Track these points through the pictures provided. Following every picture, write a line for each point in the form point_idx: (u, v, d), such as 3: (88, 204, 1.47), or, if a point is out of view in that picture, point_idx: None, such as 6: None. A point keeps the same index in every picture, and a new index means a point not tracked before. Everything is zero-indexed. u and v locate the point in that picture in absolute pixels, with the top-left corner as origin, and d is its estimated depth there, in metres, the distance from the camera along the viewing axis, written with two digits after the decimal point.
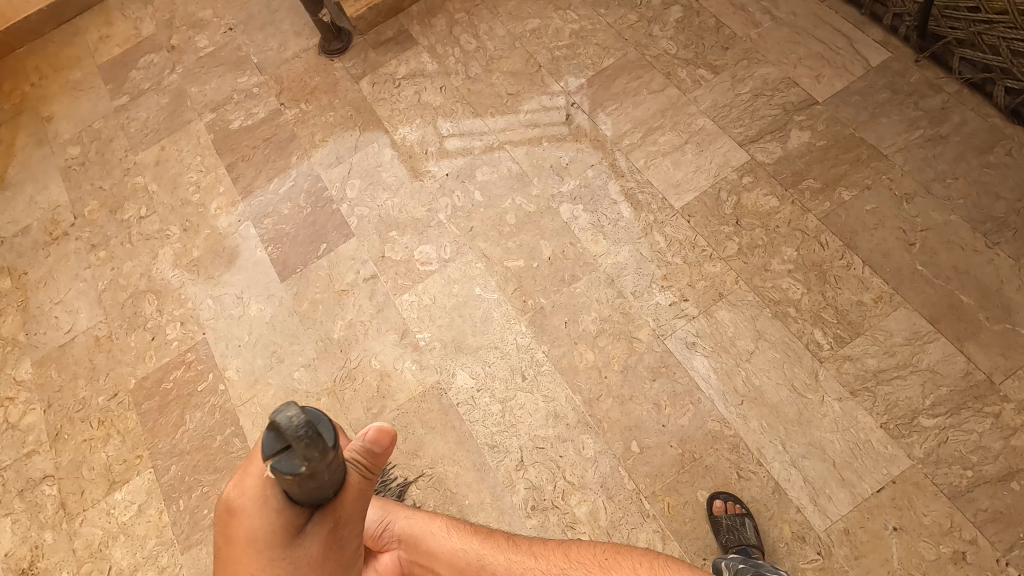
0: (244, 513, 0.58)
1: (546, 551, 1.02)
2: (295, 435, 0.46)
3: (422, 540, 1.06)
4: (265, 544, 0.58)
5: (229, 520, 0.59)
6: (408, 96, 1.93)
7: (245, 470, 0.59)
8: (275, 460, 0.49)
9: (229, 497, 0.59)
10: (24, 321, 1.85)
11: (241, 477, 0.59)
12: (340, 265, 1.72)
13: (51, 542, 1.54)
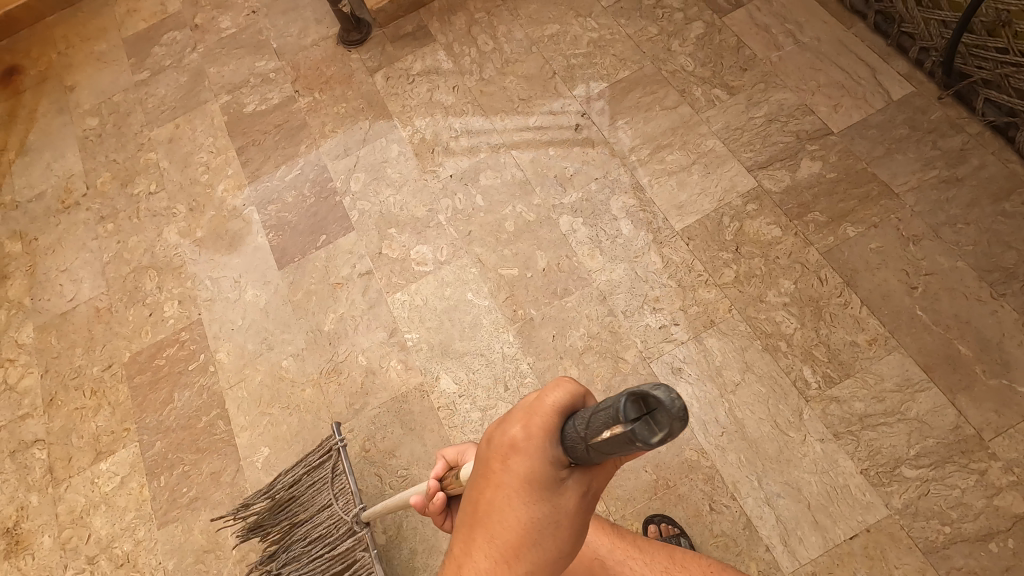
0: (524, 453, 0.54)
1: (652, 549, 1.01)
2: (677, 414, 0.43)
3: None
4: (531, 492, 0.54)
5: (497, 456, 0.56)
6: (420, 93, 1.92)
7: (529, 412, 0.54)
8: (630, 426, 0.44)
9: (506, 433, 0.55)
10: (30, 286, 1.90)
11: (524, 417, 0.55)
12: (337, 258, 1.73)
13: (36, 505, 1.59)
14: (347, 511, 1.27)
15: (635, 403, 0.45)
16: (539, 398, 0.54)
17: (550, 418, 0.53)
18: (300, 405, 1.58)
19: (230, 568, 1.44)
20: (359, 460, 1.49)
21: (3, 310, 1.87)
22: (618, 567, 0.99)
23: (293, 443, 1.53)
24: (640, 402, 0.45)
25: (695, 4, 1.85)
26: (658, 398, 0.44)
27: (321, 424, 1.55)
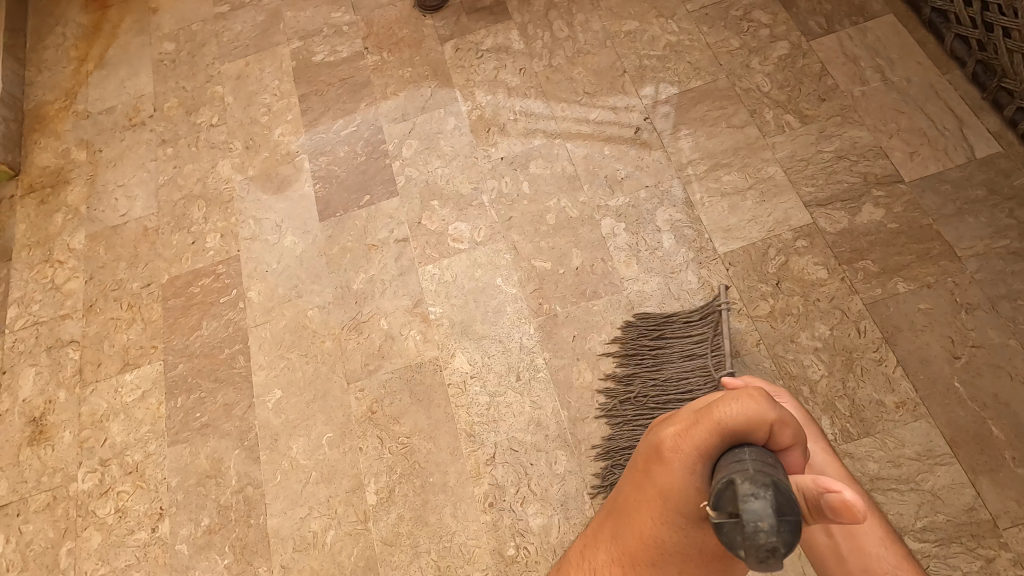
0: (670, 473, 0.62)
1: None
2: (751, 532, 0.51)
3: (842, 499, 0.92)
4: (668, 509, 0.63)
5: (649, 462, 0.65)
6: (486, 70, 1.90)
7: (687, 427, 0.63)
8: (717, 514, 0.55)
9: (662, 443, 0.64)
10: (88, 195, 1.98)
11: (681, 434, 0.63)
12: (377, 220, 1.76)
13: (63, 401, 1.69)
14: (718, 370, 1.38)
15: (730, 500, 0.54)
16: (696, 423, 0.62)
17: (701, 440, 0.61)
18: (318, 356, 1.62)
19: (227, 497, 1.50)
20: (364, 419, 1.52)
21: (61, 213, 1.97)
22: None
23: (303, 391, 1.58)
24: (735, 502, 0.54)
25: (784, 23, 1.77)
26: (744, 509, 0.52)
27: (333, 378, 1.58)
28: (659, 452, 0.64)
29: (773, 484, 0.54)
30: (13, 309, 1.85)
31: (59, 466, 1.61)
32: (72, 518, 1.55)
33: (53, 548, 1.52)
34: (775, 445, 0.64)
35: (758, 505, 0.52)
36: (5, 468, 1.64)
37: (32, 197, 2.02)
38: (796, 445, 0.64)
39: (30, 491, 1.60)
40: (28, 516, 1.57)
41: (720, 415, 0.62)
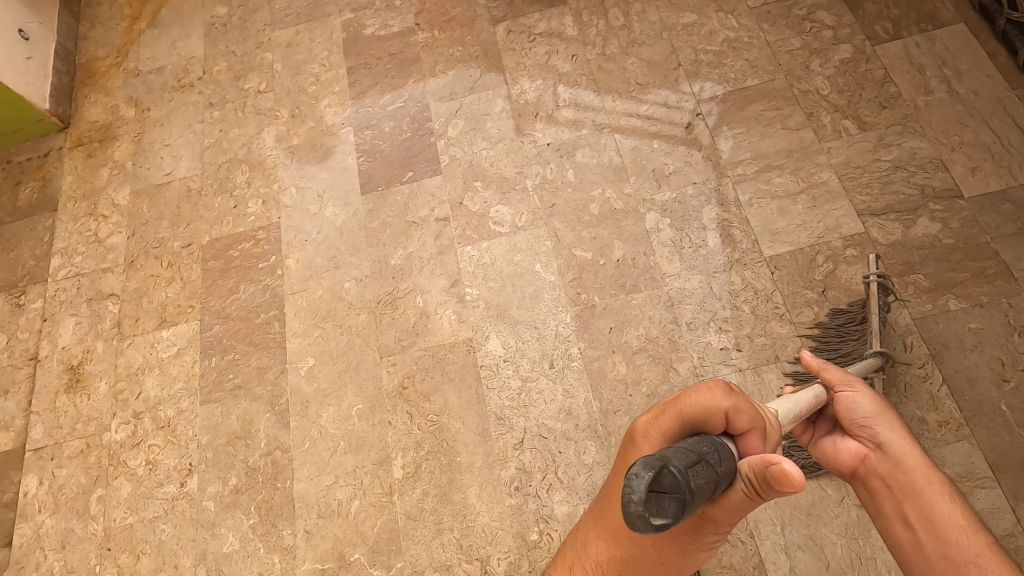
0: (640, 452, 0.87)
1: None
2: (631, 502, 0.57)
3: (905, 475, 1.03)
4: None
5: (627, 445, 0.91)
6: (538, 54, 1.88)
7: (654, 415, 0.87)
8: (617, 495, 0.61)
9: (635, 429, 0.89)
10: (134, 152, 2.00)
11: (650, 422, 0.86)
12: (418, 197, 1.75)
13: (100, 352, 1.72)
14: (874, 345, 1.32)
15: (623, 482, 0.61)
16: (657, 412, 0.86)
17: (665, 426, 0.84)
18: (352, 328, 1.62)
19: (255, 458, 1.52)
20: (395, 394, 1.53)
21: (107, 168, 1.99)
22: None
23: (336, 361, 1.59)
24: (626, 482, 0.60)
25: (849, 25, 1.72)
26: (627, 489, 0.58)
27: (367, 351, 1.59)
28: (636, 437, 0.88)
29: (663, 465, 0.60)
30: (56, 259, 1.88)
31: (93, 415, 1.64)
32: (104, 466, 1.58)
33: (84, 494, 1.56)
34: (734, 429, 0.81)
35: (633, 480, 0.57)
36: (42, 412, 1.68)
37: (80, 150, 2.05)
38: (753, 428, 0.81)
39: (64, 437, 1.63)
40: (62, 461, 1.60)
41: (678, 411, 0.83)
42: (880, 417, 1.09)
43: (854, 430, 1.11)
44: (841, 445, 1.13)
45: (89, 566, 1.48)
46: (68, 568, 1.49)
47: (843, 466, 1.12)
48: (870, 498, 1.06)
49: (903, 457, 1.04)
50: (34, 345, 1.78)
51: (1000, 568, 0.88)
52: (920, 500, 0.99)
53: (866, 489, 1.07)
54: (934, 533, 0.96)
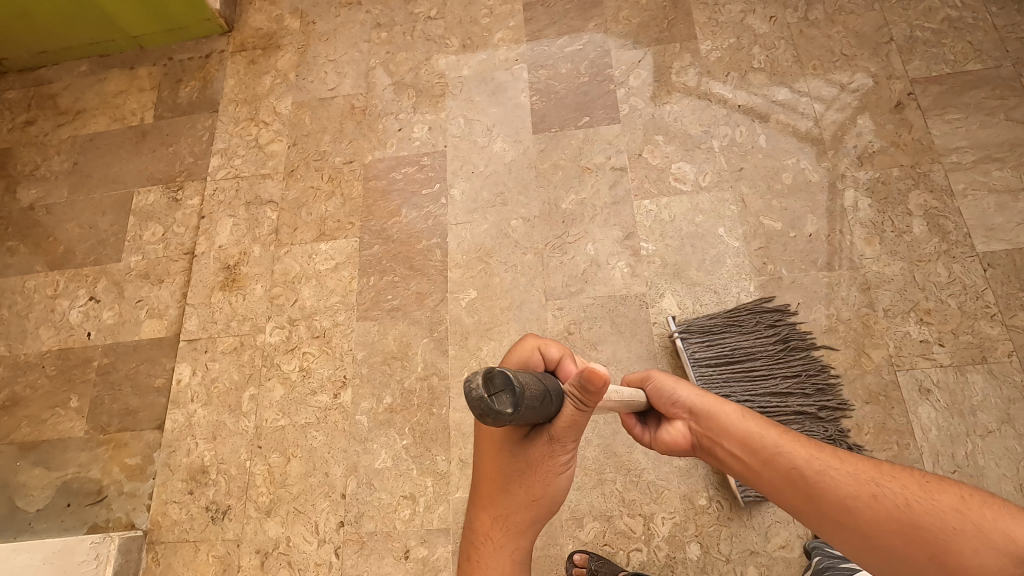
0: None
1: (847, 464, 0.83)
2: (471, 398, 0.56)
3: (714, 415, 0.93)
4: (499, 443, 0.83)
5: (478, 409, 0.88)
6: (733, 12, 1.78)
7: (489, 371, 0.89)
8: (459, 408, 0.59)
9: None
10: (298, 63, 1.98)
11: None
12: (594, 143, 1.69)
13: (257, 255, 1.72)
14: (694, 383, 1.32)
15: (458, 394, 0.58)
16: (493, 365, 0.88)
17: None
18: (517, 266, 1.58)
19: (412, 381, 1.50)
20: (560, 338, 1.49)
21: (270, 76, 1.97)
22: (822, 478, 0.82)
23: (500, 297, 1.55)
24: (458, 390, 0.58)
25: None
26: (475, 386, 0.56)
27: (532, 291, 1.55)
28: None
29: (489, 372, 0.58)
30: (215, 159, 1.88)
31: (248, 315, 1.65)
32: (258, 367, 1.58)
33: (237, 390, 1.57)
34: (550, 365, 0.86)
35: (468, 378, 0.56)
36: (197, 305, 1.69)
37: (243, 55, 2.03)
38: (565, 358, 0.89)
39: (218, 332, 1.64)
40: (215, 355, 1.62)
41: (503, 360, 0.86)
42: (666, 382, 0.98)
43: (668, 410, 0.97)
44: (669, 431, 0.96)
45: (240, 460, 1.50)
46: (218, 459, 1.51)
47: (682, 449, 0.96)
48: (707, 458, 0.94)
49: (701, 401, 0.95)
50: (190, 240, 1.79)
51: (802, 450, 0.86)
52: (730, 433, 0.91)
53: (713, 459, 0.93)
54: (756, 455, 0.88)
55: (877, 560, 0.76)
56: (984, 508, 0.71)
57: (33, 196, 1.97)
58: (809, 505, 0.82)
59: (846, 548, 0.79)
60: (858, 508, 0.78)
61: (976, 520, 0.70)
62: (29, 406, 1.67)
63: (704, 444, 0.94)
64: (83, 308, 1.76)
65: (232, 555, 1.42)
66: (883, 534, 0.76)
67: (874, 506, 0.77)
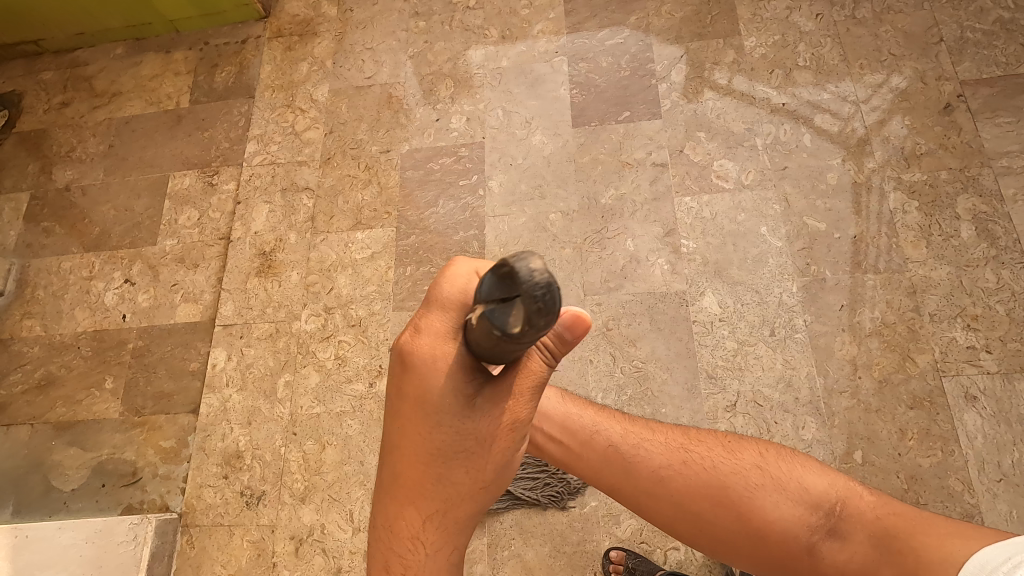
0: (420, 372, 0.65)
1: (658, 431, 0.98)
2: (529, 284, 0.47)
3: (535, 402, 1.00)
4: (436, 415, 0.66)
5: (406, 381, 0.67)
6: (778, 8, 1.75)
7: (417, 328, 0.65)
8: (495, 307, 0.51)
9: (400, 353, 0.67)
10: (335, 51, 1.97)
11: (421, 336, 0.64)
12: (635, 138, 1.67)
13: (293, 242, 1.72)
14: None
15: (500, 285, 0.50)
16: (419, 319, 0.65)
17: (438, 331, 0.64)
18: (555, 260, 1.57)
19: None
20: (597, 333, 1.48)
21: (307, 63, 1.97)
22: (635, 449, 0.95)
23: None
24: (504, 282, 0.50)
25: None
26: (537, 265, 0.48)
27: (570, 286, 1.54)
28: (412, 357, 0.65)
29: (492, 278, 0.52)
30: (251, 145, 1.88)
31: (284, 302, 1.65)
32: (293, 354, 1.58)
33: (272, 376, 1.57)
34: None
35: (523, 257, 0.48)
36: (232, 291, 1.69)
37: (279, 41, 2.02)
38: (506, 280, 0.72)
39: (254, 318, 1.65)
40: (251, 341, 1.62)
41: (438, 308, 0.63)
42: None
43: None
44: None
45: (275, 447, 1.50)
46: (253, 445, 1.51)
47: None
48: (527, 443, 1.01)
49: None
50: (225, 225, 1.80)
51: (618, 425, 0.98)
52: (547, 417, 0.99)
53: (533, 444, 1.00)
54: (575, 435, 0.98)
55: (690, 524, 0.92)
56: (777, 462, 0.92)
57: (68, 177, 1.98)
58: (625, 476, 0.94)
59: (663, 518, 0.93)
60: (670, 474, 0.92)
61: (772, 473, 0.91)
62: (64, 386, 1.68)
63: None
64: (118, 291, 1.77)
65: (266, 541, 1.42)
66: (693, 497, 0.91)
67: (685, 472, 0.92)
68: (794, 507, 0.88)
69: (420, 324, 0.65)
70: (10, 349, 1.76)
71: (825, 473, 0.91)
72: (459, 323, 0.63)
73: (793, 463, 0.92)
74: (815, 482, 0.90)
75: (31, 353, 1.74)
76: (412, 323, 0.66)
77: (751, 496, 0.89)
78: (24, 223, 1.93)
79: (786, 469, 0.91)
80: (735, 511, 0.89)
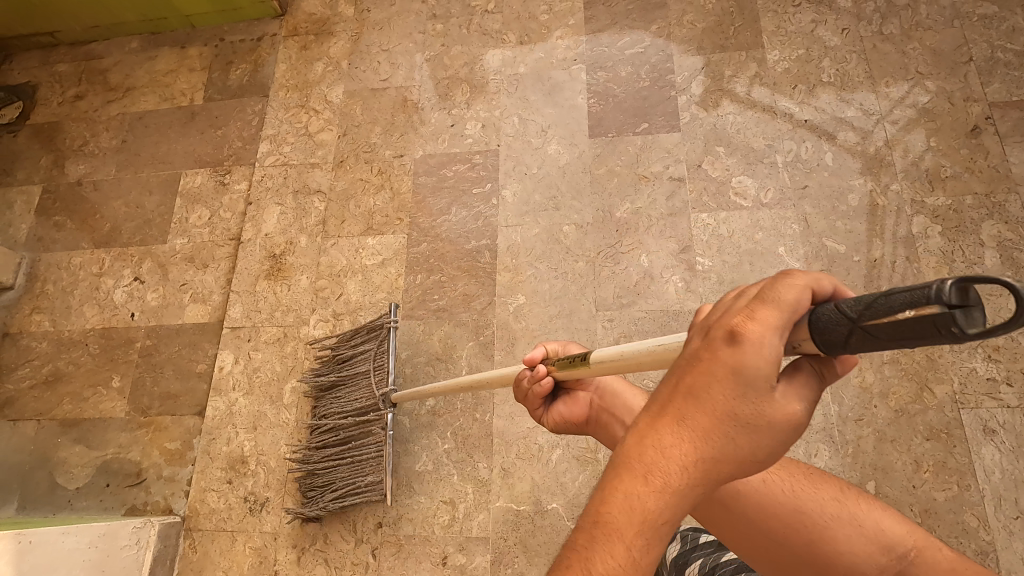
0: (747, 339, 0.48)
1: None
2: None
3: (620, 397, 0.97)
4: (741, 389, 0.48)
5: (711, 349, 0.50)
6: (803, 21, 1.71)
7: (752, 308, 0.49)
8: (947, 309, 0.43)
9: (712, 324, 0.51)
10: (351, 52, 1.95)
11: (757, 309, 0.49)
12: (652, 151, 1.64)
13: (304, 246, 1.70)
14: (378, 387, 1.40)
15: (957, 291, 0.43)
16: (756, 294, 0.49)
17: (775, 321, 0.48)
18: (568, 273, 1.55)
19: None
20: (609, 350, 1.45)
21: (322, 63, 1.95)
22: None
23: (549, 305, 1.52)
24: (962, 292, 0.43)
25: None
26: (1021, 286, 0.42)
27: (582, 300, 1.52)
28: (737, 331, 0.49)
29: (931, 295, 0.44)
30: (264, 145, 1.87)
31: (292, 306, 1.64)
32: (301, 359, 1.57)
33: (278, 382, 1.56)
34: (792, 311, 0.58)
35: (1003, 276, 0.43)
36: (241, 293, 1.68)
37: (295, 40, 2.00)
38: None
39: (262, 322, 1.64)
40: (259, 345, 1.61)
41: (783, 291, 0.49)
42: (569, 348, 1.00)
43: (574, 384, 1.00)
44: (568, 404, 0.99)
45: (280, 453, 1.49)
46: (258, 450, 1.50)
47: (577, 420, 0.99)
48: (600, 433, 0.98)
49: (613, 384, 0.99)
50: (236, 226, 1.79)
51: None
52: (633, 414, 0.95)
53: (604, 431, 0.98)
54: None
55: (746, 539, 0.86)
56: (856, 499, 0.85)
57: (81, 172, 1.97)
58: None
59: (716, 523, 0.88)
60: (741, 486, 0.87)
61: (849, 509, 0.84)
62: (71, 382, 1.68)
63: (602, 419, 0.98)
64: (128, 288, 1.77)
65: (268, 548, 1.41)
66: (761, 515, 0.85)
67: (757, 487, 0.86)
68: (865, 543, 0.81)
69: (757, 301, 0.49)
70: (18, 344, 1.76)
71: (907, 521, 0.83)
72: (793, 321, 0.49)
73: (874, 504, 0.85)
74: (895, 527, 0.82)
75: (39, 349, 1.74)
76: (747, 295, 0.50)
77: (827, 523, 0.83)
78: (35, 216, 1.93)
79: (862, 507, 0.84)
80: (809, 532, 0.83)
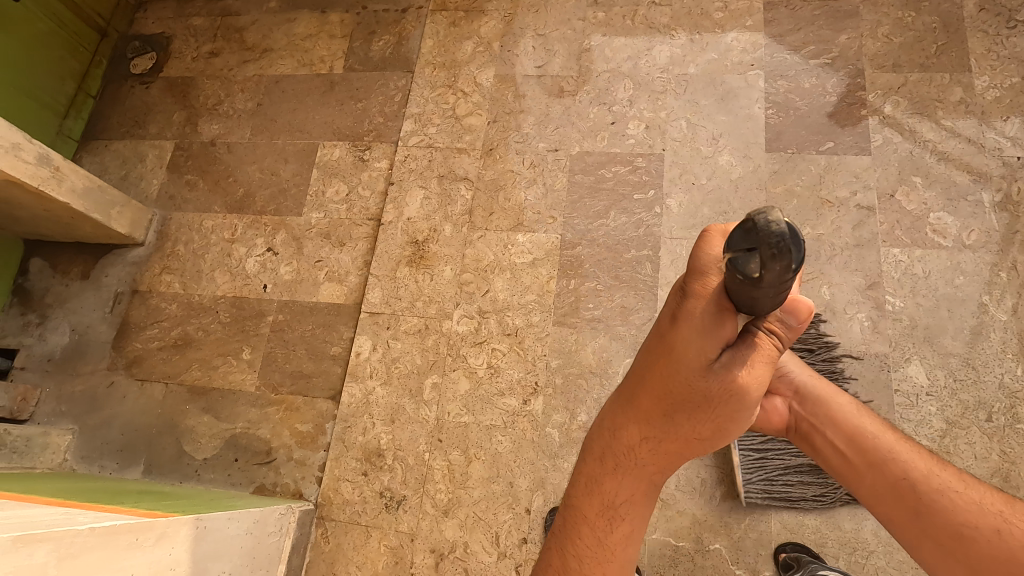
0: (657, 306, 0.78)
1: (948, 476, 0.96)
2: (770, 237, 0.55)
3: (823, 403, 1.11)
4: (675, 349, 0.74)
5: (666, 325, 0.75)
6: (1017, 47, 1.55)
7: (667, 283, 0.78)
8: (736, 255, 0.59)
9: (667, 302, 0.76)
10: (503, 33, 1.84)
11: (693, 299, 0.70)
12: (838, 172, 1.51)
13: (448, 235, 1.63)
14: None
15: (744, 237, 0.58)
16: (685, 289, 0.71)
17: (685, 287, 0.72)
18: None
19: None
20: None
21: (472, 42, 1.85)
22: (933, 492, 0.95)
23: None
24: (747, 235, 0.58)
25: None
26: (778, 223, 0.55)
27: None
28: (676, 317, 0.73)
29: (791, 248, 0.55)
30: (408, 123, 1.79)
31: (435, 297, 1.57)
32: (442, 354, 1.51)
33: (418, 375, 1.50)
34: None
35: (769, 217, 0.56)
36: (381, 277, 1.61)
37: (443, 15, 1.91)
38: None
39: (402, 310, 1.57)
40: (398, 334, 1.55)
41: (714, 282, 0.69)
42: (788, 363, 1.17)
43: (776, 386, 1.15)
44: (773, 408, 1.14)
45: (419, 451, 1.43)
46: (396, 445, 1.44)
47: (777, 422, 1.14)
48: (803, 442, 1.13)
49: (813, 387, 1.14)
50: (375, 206, 1.72)
51: (898, 440, 1.03)
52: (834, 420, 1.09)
53: (806, 442, 1.12)
54: (853, 444, 1.05)
55: (948, 545, 0.92)
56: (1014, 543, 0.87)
57: (214, 132, 1.92)
58: (905, 506, 0.97)
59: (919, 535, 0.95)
60: (961, 523, 0.91)
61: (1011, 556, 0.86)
62: (201, 349, 1.65)
63: (807, 429, 1.12)
64: (260, 258, 1.72)
65: (405, 549, 1.36)
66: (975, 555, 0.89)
67: (953, 514, 0.92)
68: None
69: (686, 292, 0.71)
70: (147, 303, 1.73)
71: None
72: (693, 284, 0.70)
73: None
74: None
75: (169, 310, 1.71)
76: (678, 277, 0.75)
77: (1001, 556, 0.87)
78: (167, 173, 1.89)
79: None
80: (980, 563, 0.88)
